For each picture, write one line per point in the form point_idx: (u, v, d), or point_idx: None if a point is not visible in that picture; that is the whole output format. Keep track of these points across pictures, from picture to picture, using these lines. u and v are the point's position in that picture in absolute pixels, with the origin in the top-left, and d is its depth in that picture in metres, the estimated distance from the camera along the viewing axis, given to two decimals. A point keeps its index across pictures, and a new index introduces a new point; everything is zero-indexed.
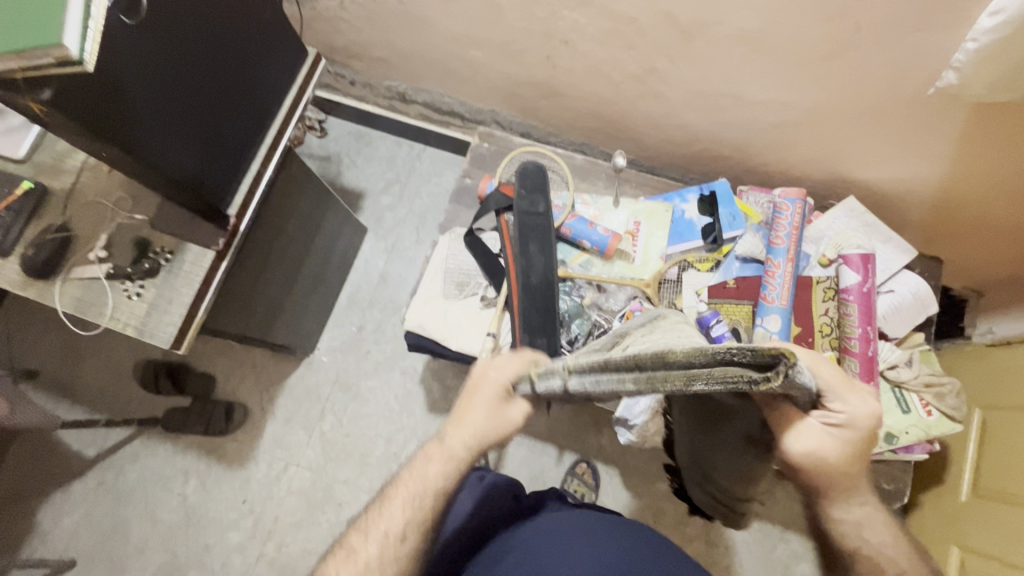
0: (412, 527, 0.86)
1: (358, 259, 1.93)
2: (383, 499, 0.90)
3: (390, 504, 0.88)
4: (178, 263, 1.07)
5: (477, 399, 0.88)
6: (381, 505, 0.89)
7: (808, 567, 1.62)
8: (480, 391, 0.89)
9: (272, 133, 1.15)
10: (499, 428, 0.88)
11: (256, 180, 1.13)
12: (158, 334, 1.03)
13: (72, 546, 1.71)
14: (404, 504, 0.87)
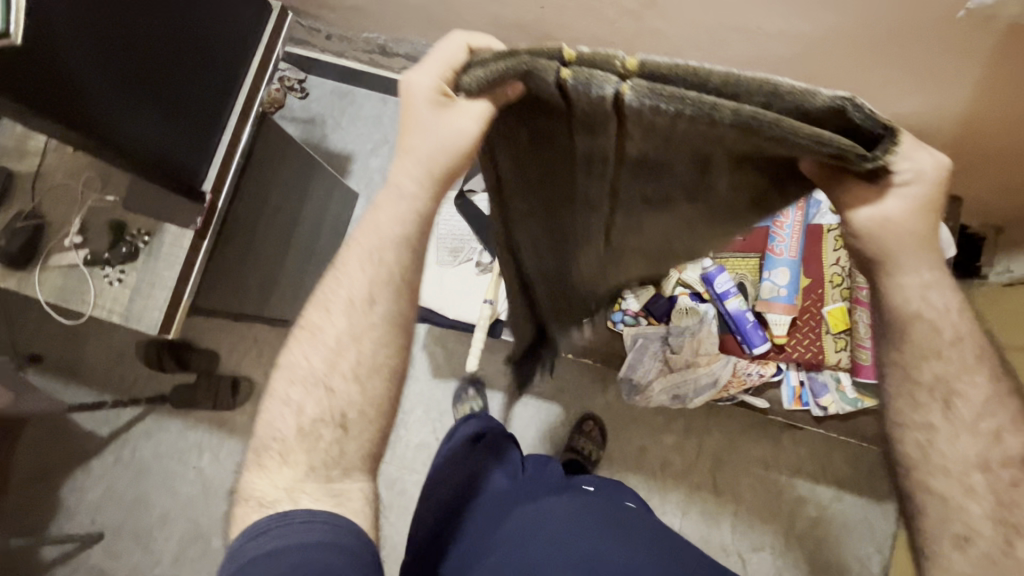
0: (379, 289, 0.72)
1: (351, 227, 1.88)
2: (338, 265, 0.74)
3: (345, 267, 0.73)
4: (157, 246, 1.02)
5: (410, 114, 0.65)
6: (336, 270, 0.74)
7: (816, 510, 1.64)
8: (411, 105, 0.64)
9: (242, 99, 1.07)
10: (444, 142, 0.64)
11: (230, 151, 1.06)
12: (144, 320, 1.00)
13: (98, 519, 1.77)
14: (361, 260, 0.72)
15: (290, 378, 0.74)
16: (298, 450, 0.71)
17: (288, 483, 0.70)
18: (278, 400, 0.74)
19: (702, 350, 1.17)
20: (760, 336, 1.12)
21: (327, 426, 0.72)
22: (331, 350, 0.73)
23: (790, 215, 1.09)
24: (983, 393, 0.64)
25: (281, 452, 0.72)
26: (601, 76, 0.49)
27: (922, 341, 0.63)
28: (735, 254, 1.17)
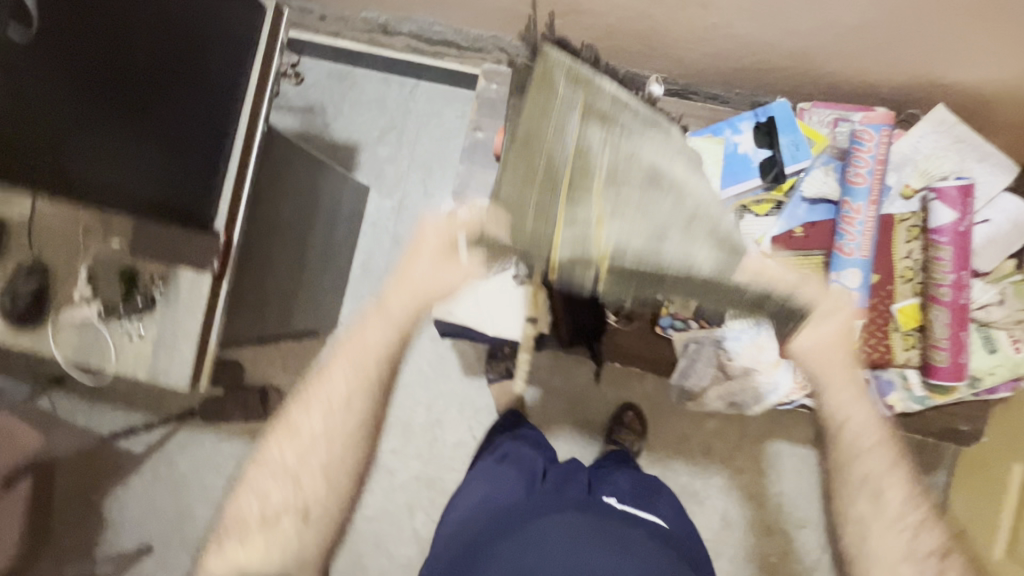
0: (353, 395, 0.92)
1: (365, 223, 1.78)
2: (320, 373, 0.96)
3: (327, 373, 0.94)
4: (174, 293, 0.94)
5: (422, 256, 0.89)
6: (319, 376, 0.95)
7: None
8: (424, 249, 0.89)
9: (243, 125, 0.95)
10: (431, 292, 0.90)
11: (239, 180, 0.96)
12: (173, 375, 0.94)
13: (145, 533, 1.79)
14: (345, 368, 0.92)
15: (262, 465, 0.94)
16: (262, 533, 0.90)
17: (261, 559, 0.89)
18: (249, 485, 0.93)
19: (763, 357, 1.10)
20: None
21: (290, 513, 0.91)
22: (298, 446, 0.92)
23: (864, 212, 1.01)
24: (902, 492, 0.87)
25: (244, 534, 0.91)
26: (582, 266, 0.82)
27: (851, 439, 0.89)
28: (794, 253, 1.10)
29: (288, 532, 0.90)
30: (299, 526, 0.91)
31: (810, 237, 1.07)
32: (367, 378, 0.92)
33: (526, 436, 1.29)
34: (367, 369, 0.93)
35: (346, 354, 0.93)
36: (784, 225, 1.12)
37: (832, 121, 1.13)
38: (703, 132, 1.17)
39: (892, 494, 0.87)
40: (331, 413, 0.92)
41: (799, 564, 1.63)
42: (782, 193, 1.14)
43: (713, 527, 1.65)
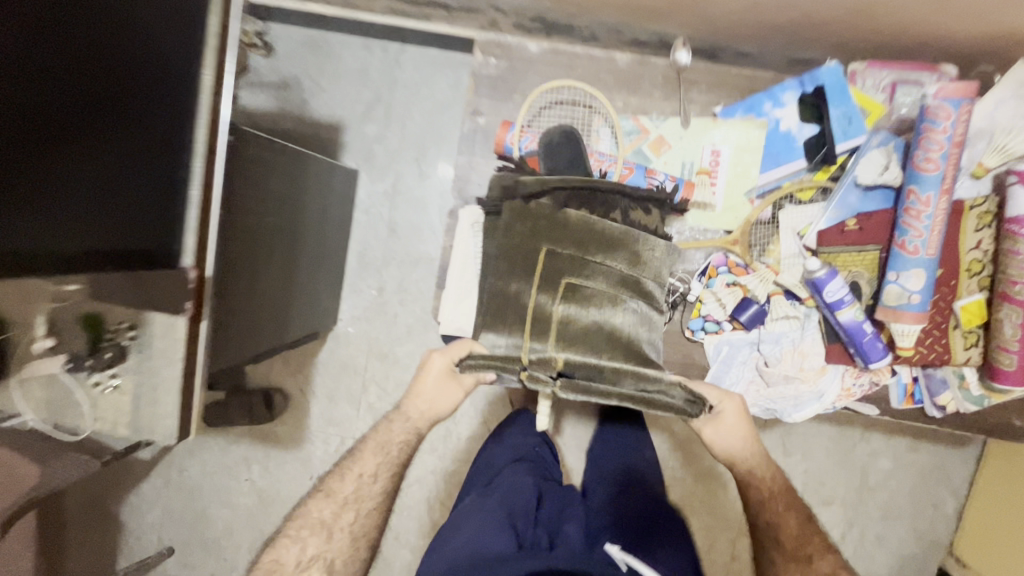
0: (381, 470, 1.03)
1: (357, 210, 1.62)
2: (350, 452, 1.06)
3: (359, 452, 1.05)
4: (146, 340, 0.83)
5: (427, 375, 1.04)
6: (349, 455, 1.06)
7: (890, 462, 1.59)
8: (429, 368, 1.03)
9: (203, 141, 0.79)
10: (435, 411, 1.05)
11: (205, 204, 0.82)
12: (156, 431, 0.85)
13: (165, 535, 1.79)
14: (371, 453, 1.04)
15: (298, 524, 0.99)
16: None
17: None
18: (284, 539, 0.98)
19: (806, 364, 1.01)
20: (878, 349, 0.94)
21: (315, 563, 0.95)
22: (334, 505, 1.00)
23: (933, 204, 0.86)
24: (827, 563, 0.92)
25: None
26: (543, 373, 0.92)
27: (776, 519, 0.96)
28: (846, 249, 0.96)
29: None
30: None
31: (864, 231, 0.95)
32: (395, 458, 1.04)
33: (526, 450, 1.19)
34: (391, 449, 1.04)
35: (377, 444, 1.05)
36: (836, 216, 0.97)
37: (889, 86, 0.98)
38: (738, 109, 1.03)
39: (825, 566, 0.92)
40: (368, 481, 1.02)
41: None
42: (827, 178, 1.00)
43: (733, 508, 1.65)
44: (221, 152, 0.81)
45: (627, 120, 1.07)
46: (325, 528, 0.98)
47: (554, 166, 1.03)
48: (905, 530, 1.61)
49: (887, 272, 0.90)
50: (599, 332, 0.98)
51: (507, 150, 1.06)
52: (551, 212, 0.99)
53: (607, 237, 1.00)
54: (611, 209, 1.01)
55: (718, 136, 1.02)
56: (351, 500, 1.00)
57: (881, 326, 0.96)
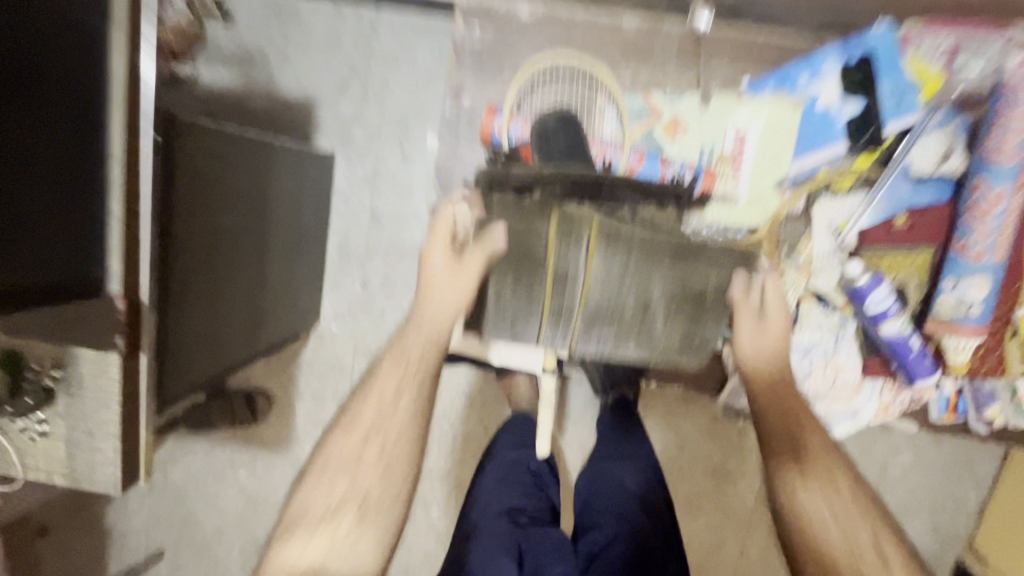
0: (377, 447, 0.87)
1: (335, 198, 1.46)
2: None
3: None
4: (75, 380, 0.71)
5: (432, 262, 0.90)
6: None
7: (912, 458, 1.48)
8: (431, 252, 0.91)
9: (120, 145, 0.65)
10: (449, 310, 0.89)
11: (133, 222, 0.68)
12: (97, 481, 0.74)
13: (153, 537, 1.70)
14: None
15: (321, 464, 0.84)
16: (325, 528, 0.78)
17: (321, 556, 0.77)
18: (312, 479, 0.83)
19: (839, 380, 0.91)
20: (926, 366, 0.84)
21: (348, 507, 0.80)
22: (359, 437, 0.84)
23: (1006, 198, 0.76)
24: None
25: (309, 527, 0.79)
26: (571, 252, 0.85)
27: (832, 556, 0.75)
28: (890, 250, 0.87)
29: (363, 530, 0.79)
30: (357, 521, 0.79)
31: (914, 229, 0.86)
32: (416, 370, 0.88)
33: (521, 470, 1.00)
34: (410, 361, 0.88)
35: (393, 359, 0.90)
36: (881, 209, 0.87)
37: (947, 51, 0.83)
38: (768, 82, 0.93)
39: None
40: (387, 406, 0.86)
41: None
42: (870, 164, 0.88)
43: (746, 506, 1.47)
44: (146, 156, 0.67)
45: (637, 97, 0.97)
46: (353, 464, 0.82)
47: (549, 156, 0.93)
48: (925, 526, 1.50)
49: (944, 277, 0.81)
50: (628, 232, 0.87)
51: (495, 142, 0.96)
52: (551, 207, 0.86)
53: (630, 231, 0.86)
54: (621, 202, 0.90)
55: (743, 116, 0.92)
56: (372, 433, 0.84)
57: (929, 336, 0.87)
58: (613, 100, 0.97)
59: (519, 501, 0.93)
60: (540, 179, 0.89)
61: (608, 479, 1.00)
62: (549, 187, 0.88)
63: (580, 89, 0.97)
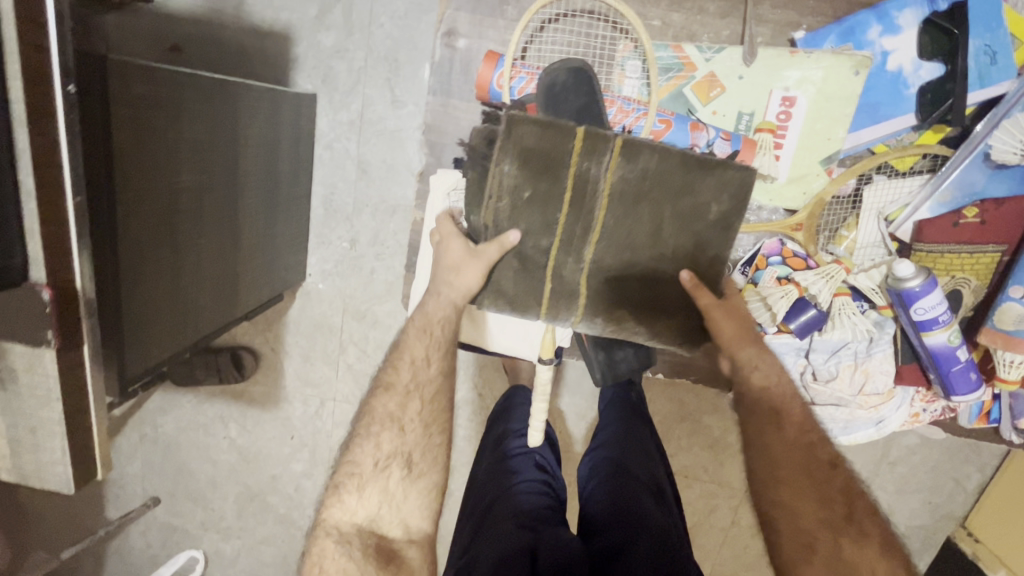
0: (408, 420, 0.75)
1: (318, 145, 1.31)
2: None
3: None
4: (9, 374, 0.63)
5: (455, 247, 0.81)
6: None
7: (919, 439, 1.32)
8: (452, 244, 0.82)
9: (19, 103, 0.53)
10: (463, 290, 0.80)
11: (52, 197, 0.57)
12: (48, 479, 0.67)
13: (149, 486, 1.65)
14: None
15: (370, 420, 0.75)
16: (375, 483, 0.71)
17: (370, 512, 0.71)
18: (356, 437, 0.74)
19: (868, 386, 0.83)
20: (968, 382, 0.78)
21: (395, 462, 0.73)
22: (399, 394, 0.76)
23: None
24: None
25: (360, 483, 0.71)
26: (591, 177, 0.77)
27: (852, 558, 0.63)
28: (953, 249, 0.78)
29: (409, 489, 0.73)
30: (404, 477, 0.73)
31: (985, 224, 0.77)
32: (442, 335, 0.80)
33: (527, 463, 0.93)
34: (436, 328, 0.80)
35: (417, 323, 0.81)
36: (947, 200, 0.78)
37: None
38: (830, 35, 0.81)
39: None
40: (424, 365, 0.78)
41: None
42: (936, 141, 0.81)
43: (740, 477, 1.30)
44: (60, 118, 0.55)
45: (666, 48, 0.82)
46: (397, 421, 0.74)
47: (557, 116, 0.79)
48: (921, 505, 1.37)
49: (1013, 286, 0.74)
50: (631, 171, 0.76)
51: (493, 97, 0.86)
52: (562, 165, 0.77)
53: (646, 191, 0.77)
54: (643, 159, 0.76)
55: (793, 77, 0.80)
56: (413, 387, 0.76)
57: (976, 345, 0.82)
58: (637, 49, 0.84)
59: (527, 495, 0.86)
60: (554, 127, 0.75)
61: (604, 467, 0.91)
62: (563, 143, 0.76)
63: (598, 33, 0.85)
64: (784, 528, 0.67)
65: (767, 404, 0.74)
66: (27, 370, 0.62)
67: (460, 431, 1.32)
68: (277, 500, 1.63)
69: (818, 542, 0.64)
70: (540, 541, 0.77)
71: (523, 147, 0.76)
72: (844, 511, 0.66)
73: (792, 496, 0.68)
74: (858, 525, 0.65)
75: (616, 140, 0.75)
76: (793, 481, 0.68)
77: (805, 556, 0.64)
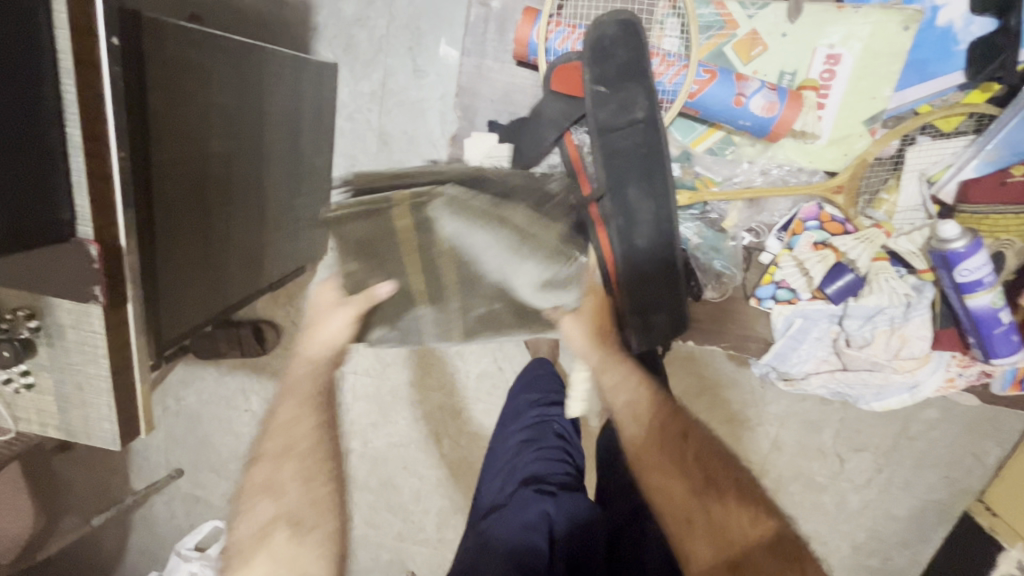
0: (309, 470, 0.74)
1: (339, 116, 1.28)
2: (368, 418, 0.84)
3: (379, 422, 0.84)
4: (57, 331, 0.64)
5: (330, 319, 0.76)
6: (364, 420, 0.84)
7: (937, 413, 1.23)
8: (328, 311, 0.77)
9: (67, 53, 0.53)
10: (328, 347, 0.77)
11: (96, 150, 0.57)
12: (94, 436, 0.69)
13: (172, 458, 1.65)
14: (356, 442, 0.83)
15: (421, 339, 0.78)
16: (261, 556, 0.69)
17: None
18: (241, 509, 0.73)
19: (904, 351, 0.84)
20: (1010, 345, 0.78)
21: (278, 526, 0.70)
22: (270, 462, 0.74)
23: None
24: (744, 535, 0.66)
25: (244, 558, 0.69)
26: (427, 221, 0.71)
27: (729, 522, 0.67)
28: (995, 209, 0.78)
29: (301, 544, 0.70)
30: (293, 537, 0.70)
31: None
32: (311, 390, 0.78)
33: (544, 433, 0.94)
34: (301, 384, 0.78)
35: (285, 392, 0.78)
36: (993, 159, 0.78)
37: None
38: None
39: (731, 519, 0.67)
40: (296, 424, 0.75)
41: (856, 499, 1.32)
42: (984, 101, 0.81)
43: (761, 449, 1.27)
44: (104, 70, 0.55)
45: (708, 5, 0.83)
46: (272, 489, 0.72)
47: (601, 74, 0.81)
48: (939, 481, 1.27)
49: None
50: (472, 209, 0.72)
51: (530, 49, 0.91)
52: (387, 237, 0.71)
53: (477, 257, 0.74)
54: (437, 217, 0.71)
55: (837, 34, 0.82)
56: (284, 452, 0.74)
57: None
58: (676, 9, 0.86)
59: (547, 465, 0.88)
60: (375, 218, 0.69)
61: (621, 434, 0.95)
62: (382, 228, 0.70)
63: None
64: (661, 507, 0.70)
65: (624, 401, 0.77)
66: (72, 325, 0.63)
67: (481, 402, 1.32)
68: None
69: (694, 516, 0.68)
70: (556, 510, 0.78)
71: (346, 237, 0.71)
72: (705, 480, 0.70)
73: (666, 479, 0.70)
74: (718, 487, 0.69)
75: (441, 199, 0.71)
76: (664, 455, 0.71)
77: (680, 525, 0.68)
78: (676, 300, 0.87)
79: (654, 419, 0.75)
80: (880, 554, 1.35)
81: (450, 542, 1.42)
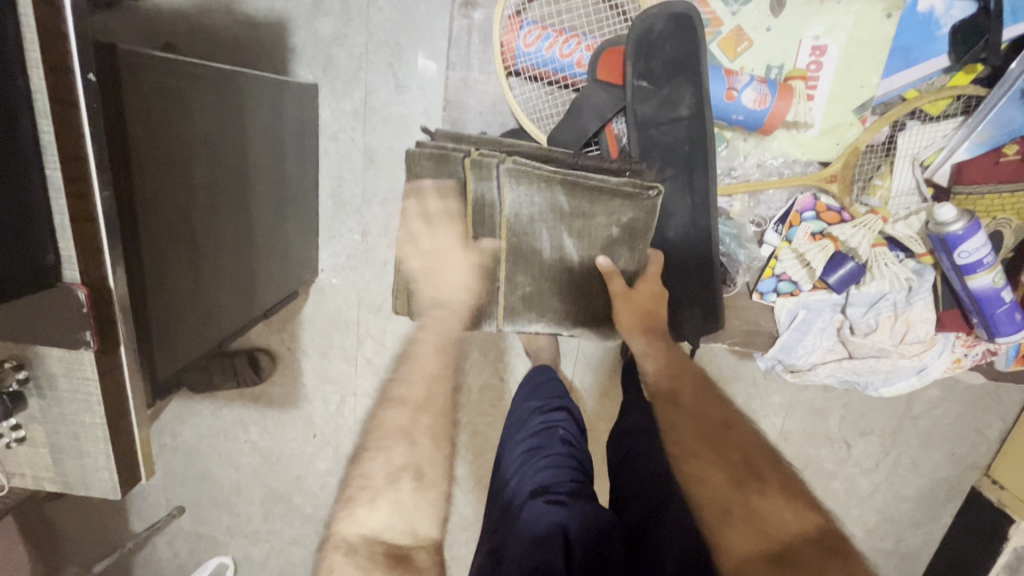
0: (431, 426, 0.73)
1: (322, 137, 1.26)
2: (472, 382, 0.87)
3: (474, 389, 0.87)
4: (48, 381, 0.62)
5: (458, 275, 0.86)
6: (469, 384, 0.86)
7: (940, 391, 1.23)
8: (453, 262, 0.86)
9: (44, 94, 0.51)
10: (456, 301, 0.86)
11: (80, 192, 0.55)
12: (93, 485, 0.66)
13: (172, 495, 1.60)
14: None
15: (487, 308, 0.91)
16: (388, 494, 0.68)
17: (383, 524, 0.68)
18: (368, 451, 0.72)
19: (909, 335, 0.86)
20: (1014, 323, 0.80)
21: (406, 474, 0.69)
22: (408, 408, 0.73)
23: None
24: (785, 524, 0.67)
25: (372, 495, 0.68)
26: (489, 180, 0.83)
27: (768, 511, 0.69)
28: (991, 189, 0.80)
29: (424, 498, 0.69)
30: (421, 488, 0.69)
31: None
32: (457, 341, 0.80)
33: (550, 438, 0.91)
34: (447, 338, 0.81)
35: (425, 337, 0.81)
36: (985, 139, 0.79)
37: None
38: None
39: (769, 509, 0.69)
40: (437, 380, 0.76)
41: (865, 483, 1.32)
42: (970, 81, 0.82)
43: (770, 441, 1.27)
44: (83, 108, 0.53)
45: None
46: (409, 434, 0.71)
47: (646, 68, 0.82)
48: (945, 458, 1.28)
49: None
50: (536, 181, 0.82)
51: (520, 58, 0.90)
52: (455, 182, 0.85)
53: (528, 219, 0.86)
54: (500, 178, 0.82)
55: (821, 26, 0.83)
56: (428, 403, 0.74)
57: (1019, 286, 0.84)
58: None
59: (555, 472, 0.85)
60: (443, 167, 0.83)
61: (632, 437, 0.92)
62: (453, 174, 0.84)
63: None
64: (701, 495, 0.73)
65: (669, 390, 0.84)
66: (65, 373, 0.61)
67: (486, 414, 1.30)
68: (302, 500, 1.56)
69: (729, 501, 0.71)
70: (567, 517, 0.75)
71: (420, 176, 0.85)
72: (746, 468, 0.72)
73: (704, 465, 0.74)
74: (758, 477, 0.72)
75: (504, 164, 0.82)
76: (703, 446, 0.75)
77: (719, 515, 0.70)
78: (706, 296, 0.89)
79: (695, 408, 0.80)
80: (894, 535, 1.35)
81: (464, 558, 1.39)
